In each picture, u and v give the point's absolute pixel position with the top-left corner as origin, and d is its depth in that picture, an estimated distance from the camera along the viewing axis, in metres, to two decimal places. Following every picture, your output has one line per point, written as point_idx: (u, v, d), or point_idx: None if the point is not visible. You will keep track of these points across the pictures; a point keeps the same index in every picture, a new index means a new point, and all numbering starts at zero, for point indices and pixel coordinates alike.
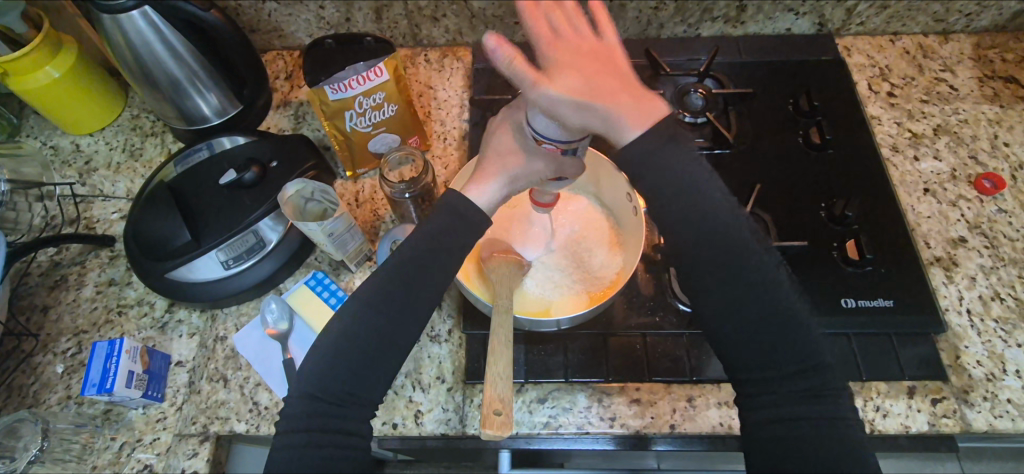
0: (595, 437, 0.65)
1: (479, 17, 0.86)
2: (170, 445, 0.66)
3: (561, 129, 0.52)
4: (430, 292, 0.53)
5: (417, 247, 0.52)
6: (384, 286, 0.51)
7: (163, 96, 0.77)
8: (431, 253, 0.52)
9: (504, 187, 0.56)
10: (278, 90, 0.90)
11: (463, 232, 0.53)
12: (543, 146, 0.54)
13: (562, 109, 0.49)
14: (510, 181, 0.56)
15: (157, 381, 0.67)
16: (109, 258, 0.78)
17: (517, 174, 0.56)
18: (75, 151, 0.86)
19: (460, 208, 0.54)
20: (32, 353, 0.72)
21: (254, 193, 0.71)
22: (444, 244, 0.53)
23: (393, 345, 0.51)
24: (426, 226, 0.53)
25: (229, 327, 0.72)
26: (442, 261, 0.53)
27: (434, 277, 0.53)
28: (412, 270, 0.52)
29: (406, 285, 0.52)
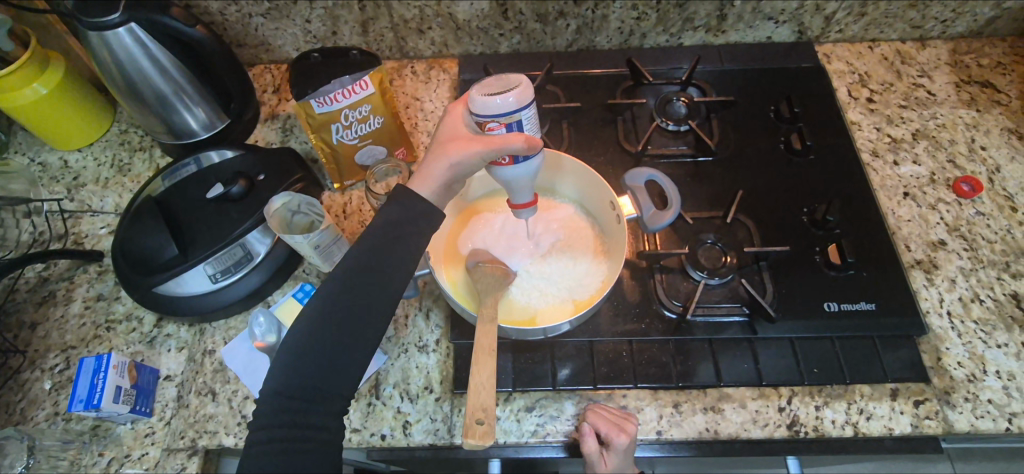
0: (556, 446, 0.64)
1: (464, 29, 0.87)
2: (158, 460, 0.66)
3: (501, 106, 0.49)
4: (392, 285, 0.51)
5: (371, 241, 0.50)
6: (343, 282, 0.49)
7: (150, 111, 0.78)
8: (389, 245, 0.50)
9: (444, 174, 0.52)
10: (266, 104, 0.90)
11: (417, 223, 0.52)
12: (487, 127, 0.51)
13: (508, 93, 0.49)
14: (448, 168, 0.52)
15: (145, 396, 0.67)
16: (97, 273, 0.78)
17: (458, 161, 0.52)
18: (63, 167, 0.87)
19: (410, 202, 0.51)
20: (19, 370, 0.71)
21: (240, 206, 0.72)
22: (403, 236, 0.51)
23: (363, 343, 0.50)
24: (379, 219, 0.51)
25: (218, 341, 0.72)
26: (397, 263, 0.50)
27: (395, 270, 0.50)
28: (369, 265, 0.50)
29: (366, 280, 0.49)
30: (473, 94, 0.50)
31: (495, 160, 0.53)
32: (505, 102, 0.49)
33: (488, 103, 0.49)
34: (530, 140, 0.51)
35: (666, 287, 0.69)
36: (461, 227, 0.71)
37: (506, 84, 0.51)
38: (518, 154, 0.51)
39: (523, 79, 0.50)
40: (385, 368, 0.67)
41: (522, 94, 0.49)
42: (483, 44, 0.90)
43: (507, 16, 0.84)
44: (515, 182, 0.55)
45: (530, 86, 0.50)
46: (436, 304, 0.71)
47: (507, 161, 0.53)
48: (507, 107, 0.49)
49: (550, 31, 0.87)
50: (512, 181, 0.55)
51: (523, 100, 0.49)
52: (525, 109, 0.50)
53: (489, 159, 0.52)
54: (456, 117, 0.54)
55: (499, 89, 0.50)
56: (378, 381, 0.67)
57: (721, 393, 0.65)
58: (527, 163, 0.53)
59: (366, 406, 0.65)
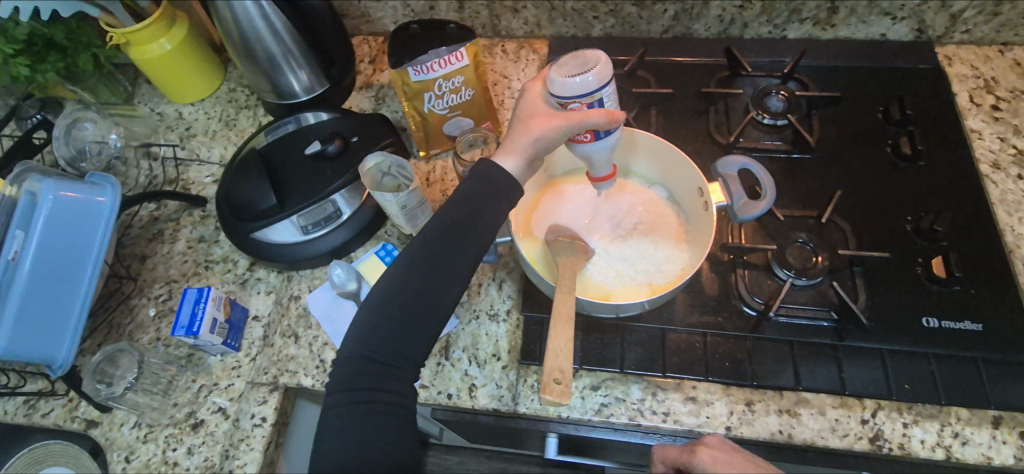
0: (550, 436, 0.71)
1: (559, 10, 0.87)
2: (242, 392, 0.70)
3: (580, 85, 0.50)
4: (472, 247, 0.53)
5: (452, 212, 0.52)
6: (421, 247, 0.52)
7: (260, 71, 0.83)
8: (461, 219, 0.52)
9: (528, 148, 0.54)
10: (362, 73, 0.94)
11: (496, 198, 0.53)
12: (568, 107, 0.53)
13: (587, 78, 0.50)
14: (532, 143, 0.53)
15: (236, 332, 0.72)
16: (200, 216, 0.85)
17: (540, 135, 0.53)
18: (178, 118, 0.94)
19: (492, 176, 0.53)
20: (130, 296, 0.79)
21: (335, 164, 0.76)
22: (477, 213, 0.52)
23: (431, 311, 0.52)
24: (457, 193, 0.53)
25: (303, 288, 0.76)
26: (480, 227, 0.52)
27: (466, 245, 0.52)
28: (445, 236, 0.52)
29: (442, 249, 0.52)
30: (551, 75, 0.52)
31: (577, 137, 0.55)
32: (585, 81, 0.50)
33: (569, 83, 0.50)
34: (609, 117, 0.53)
35: (749, 283, 0.67)
36: (541, 202, 0.71)
37: (584, 62, 0.52)
38: (600, 128, 0.53)
39: (600, 56, 0.51)
40: (456, 331, 0.69)
41: (601, 71, 0.51)
42: (576, 26, 0.90)
43: None
44: (595, 157, 0.58)
45: (608, 65, 0.51)
46: (510, 276, 0.72)
47: (590, 137, 0.55)
48: (587, 86, 0.50)
49: (645, 16, 0.86)
50: (591, 157, 0.58)
51: (604, 78, 0.51)
52: (605, 86, 0.51)
53: (571, 135, 0.54)
54: (533, 94, 0.56)
55: (578, 69, 0.51)
56: (449, 343, 0.68)
57: (799, 397, 0.62)
58: (608, 139, 0.55)
59: (436, 365, 0.67)
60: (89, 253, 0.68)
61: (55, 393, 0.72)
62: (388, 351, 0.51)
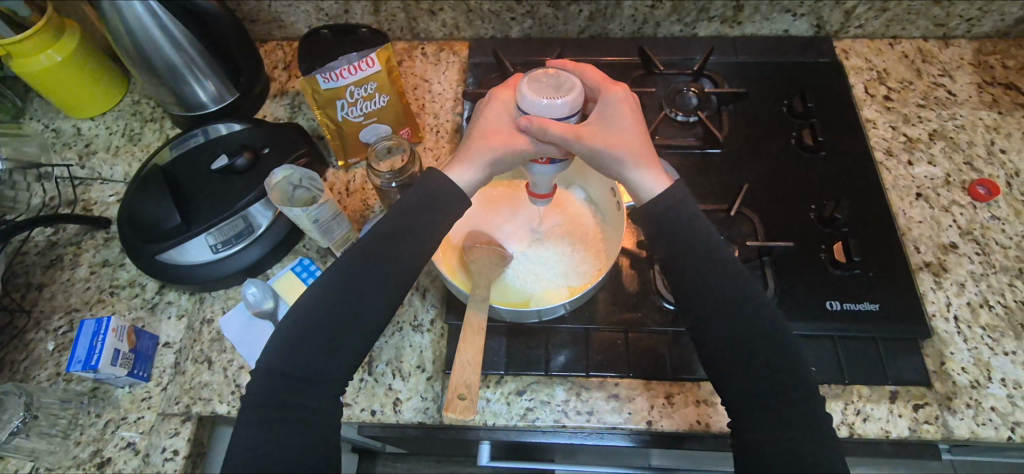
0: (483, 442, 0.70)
1: (476, 12, 0.87)
2: (153, 424, 0.66)
3: (550, 107, 0.52)
4: (405, 263, 0.53)
5: (391, 224, 0.53)
6: (354, 258, 0.53)
7: (161, 82, 0.78)
8: (396, 233, 0.53)
9: (484, 167, 0.55)
10: (276, 80, 0.91)
11: (434, 212, 0.54)
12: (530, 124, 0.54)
13: (559, 103, 0.52)
14: (490, 163, 0.55)
15: (144, 361, 0.68)
16: (104, 239, 0.80)
17: (498, 156, 0.55)
18: (76, 135, 0.88)
19: (432, 189, 0.54)
20: (24, 330, 0.73)
21: (245, 179, 0.73)
22: (413, 227, 0.53)
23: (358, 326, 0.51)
24: (402, 205, 0.54)
25: (217, 310, 0.73)
26: (415, 241, 0.53)
27: (400, 258, 0.53)
28: (379, 250, 0.53)
29: (374, 263, 0.52)
30: (522, 88, 0.53)
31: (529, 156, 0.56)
32: (552, 105, 0.52)
33: (535, 105, 0.52)
34: (552, 143, 0.54)
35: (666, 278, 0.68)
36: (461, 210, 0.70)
37: (558, 84, 0.54)
38: (553, 153, 0.55)
39: (574, 83, 0.53)
40: (378, 345, 0.68)
41: (571, 99, 0.53)
42: (494, 28, 0.89)
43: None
44: (539, 178, 0.59)
45: (580, 94, 0.53)
46: (433, 284, 0.71)
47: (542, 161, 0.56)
48: (552, 110, 0.52)
49: (562, 17, 0.86)
50: (536, 175, 0.59)
51: (571, 105, 0.53)
52: (571, 113, 0.53)
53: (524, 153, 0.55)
54: (501, 107, 0.56)
55: (549, 90, 0.53)
56: (371, 357, 0.67)
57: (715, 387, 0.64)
58: (558, 165, 0.57)
59: (358, 381, 0.66)
60: None
61: None
62: (304, 365, 0.50)
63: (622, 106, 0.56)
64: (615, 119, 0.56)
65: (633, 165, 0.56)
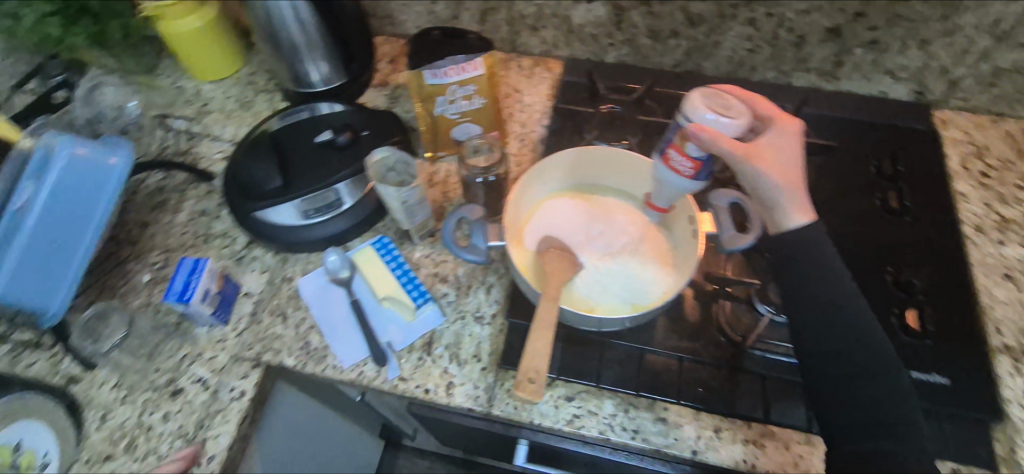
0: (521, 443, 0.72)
1: (577, 33, 0.90)
2: (224, 364, 0.71)
3: (716, 123, 0.55)
4: None
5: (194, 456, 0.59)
6: None
7: (282, 58, 0.86)
8: None
9: None
10: (380, 71, 0.97)
11: None
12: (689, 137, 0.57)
13: (726, 122, 0.55)
14: None
15: (226, 305, 0.74)
16: (206, 191, 0.87)
17: None
18: (196, 94, 0.97)
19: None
20: (126, 260, 0.80)
21: (343, 155, 0.79)
22: None
23: None
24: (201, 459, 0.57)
25: (297, 271, 0.78)
26: None
27: None
28: None
29: None
30: (692, 98, 0.56)
31: (678, 165, 0.60)
32: (717, 122, 0.55)
33: (702, 116, 0.55)
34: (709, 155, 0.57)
35: (729, 315, 0.68)
36: (537, 214, 0.72)
37: (726, 104, 0.57)
38: (701, 166, 0.59)
39: (742, 107, 0.56)
40: (440, 329, 0.71)
41: (737, 121, 0.55)
42: (591, 51, 0.93)
43: (620, 27, 0.87)
44: (676, 185, 0.63)
45: (746, 118, 0.56)
46: (499, 281, 0.74)
47: (688, 171, 0.60)
48: (716, 126, 0.55)
49: (659, 49, 0.89)
50: (674, 183, 0.63)
51: (735, 126, 0.56)
52: (733, 133, 0.56)
53: (675, 159, 0.59)
54: None
55: (718, 107, 0.56)
56: (432, 339, 0.70)
57: (766, 430, 0.63)
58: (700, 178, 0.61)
59: (417, 359, 0.69)
60: (88, 226, 0.67)
61: (41, 346, 0.74)
62: None
63: (784, 140, 0.61)
64: (780, 149, 0.60)
65: (782, 194, 0.59)
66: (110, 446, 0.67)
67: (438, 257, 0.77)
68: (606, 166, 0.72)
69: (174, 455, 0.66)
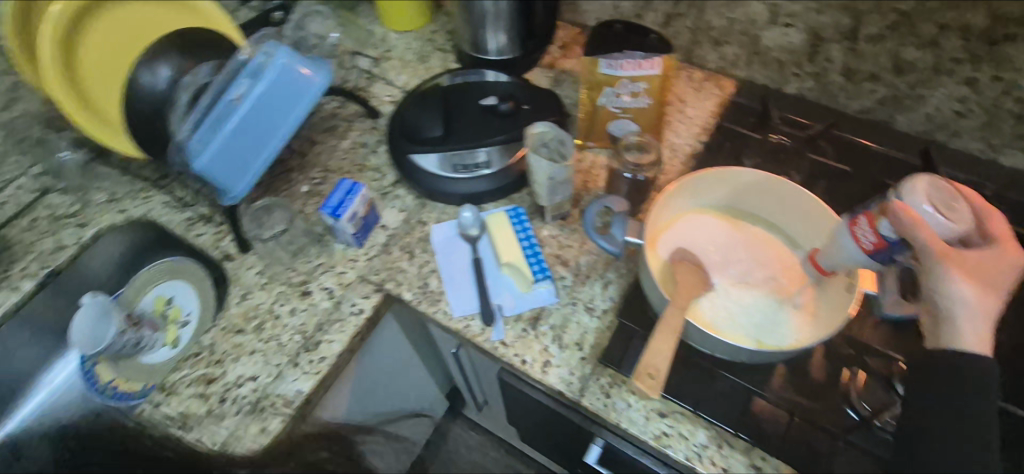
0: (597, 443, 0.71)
1: (761, 56, 0.86)
2: (350, 282, 0.78)
3: (926, 212, 0.52)
4: None
5: None
6: None
7: (468, 22, 0.90)
8: None
9: None
10: (550, 54, 1.00)
11: None
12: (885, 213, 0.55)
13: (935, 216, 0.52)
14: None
15: (365, 230, 0.80)
16: (370, 127, 0.95)
17: None
18: (382, 40, 1.06)
19: None
20: (293, 169, 0.90)
21: (503, 121, 0.83)
22: None
23: None
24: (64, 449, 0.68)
25: (432, 217, 0.83)
26: None
27: None
28: None
29: None
30: (919, 180, 0.53)
31: (861, 235, 0.56)
32: (929, 212, 0.52)
33: (917, 201, 0.52)
34: (900, 240, 0.53)
35: (861, 386, 0.62)
36: (678, 223, 0.70)
37: (948, 203, 0.53)
38: (881, 246, 0.55)
39: (963, 215, 0.53)
40: (550, 308, 0.72)
41: (947, 222, 0.52)
42: (772, 77, 0.88)
43: (812, 58, 0.82)
44: (845, 256, 0.59)
45: (960, 225, 0.52)
46: (618, 279, 0.73)
47: (867, 246, 0.56)
48: (925, 215, 0.52)
49: (850, 90, 0.83)
50: (843, 251, 0.59)
51: (942, 225, 0.52)
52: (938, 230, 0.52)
53: (858, 228, 0.57)
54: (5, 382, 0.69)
55: (939, 203, 0.53)
56: (540, 315, 0.71)
57: None
58: (872, 258, 0.57)
59: (521, 330, 0.70)
60: (275, 137, 0.76)
61: (211, 222, 0.85)
62: None
63: (1002, 262, 0.52)
64: (991, 273, 0.52)
65: (971, 315, 0.51)
66: (243, 322, 0.76)
67: (564, 241, 0.78)
68: (764, 194, 0.68)
69: (292, 345, 0.73)
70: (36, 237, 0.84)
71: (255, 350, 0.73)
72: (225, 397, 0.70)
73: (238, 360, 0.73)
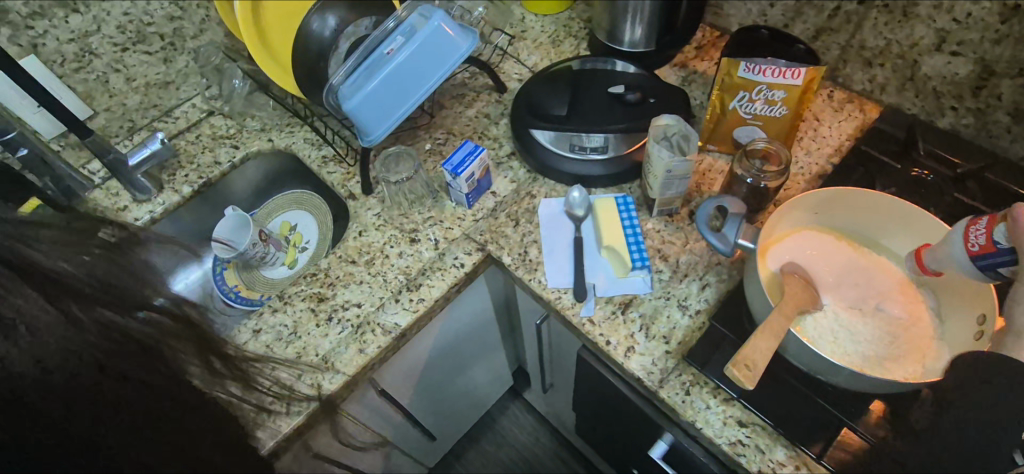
0: (665, 439, 0.71)
1: (917, 83, 0.81)
2: (456, 237, 0.83)
3: None
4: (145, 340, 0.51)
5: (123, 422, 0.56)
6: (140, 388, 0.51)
7: (608, 11, 0.92)
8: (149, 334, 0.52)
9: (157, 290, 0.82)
10: (683, 54, 0.99)
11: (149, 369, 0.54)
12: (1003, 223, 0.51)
13: None
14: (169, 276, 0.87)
15: (477, 192, 0.84)
16: (496, 99, 1.00)
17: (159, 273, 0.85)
18: (520, 20, 1.10)
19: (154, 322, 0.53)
20: (420, 126, 0.96)
21: (627, 111, 0.84)
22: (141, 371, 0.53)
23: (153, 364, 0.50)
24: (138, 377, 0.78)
25: (541, 191, 0.86)
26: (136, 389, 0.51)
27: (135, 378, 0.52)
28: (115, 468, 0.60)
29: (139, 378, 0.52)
30: None
31: (970, 237, 0.53)
32: None
33: None
34: (1005, 247, 0.50)
35: None
36: (793, 238, 0.68)
37: None
38: (984, 250, 0.52)
39: None
40: (642, 297, 0.72)
41: None
42: (924, 108, 0.82)
43: (977, 93, 0.76)
44: (948, 258, 0.56)
45: None
46: (716, 283, 0.72)
47: (970, 248, 0.53)
48: None
49: (1016, 133, 0.76)
50: (948, 255, 0.56)
51: None
52: None
53: (970, 229, 0.54)
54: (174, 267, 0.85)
55: None
56: (631, 302, 0.72)
57: None
58: (970, 264, 0.53)
59: (610, 312, 0.72)
60: (412, 96, 0.81)
61: (343, 162, 0.93)
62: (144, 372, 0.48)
63: None
64: None
65: None
66: (356, 255, 0.83)
67: (667, 236, 0.78)
68: (898, 223, 0.65)
69: (396, 283, 0.79)
70: (198, 152, 0.97)
71: (363, 281, 0.80)
72: (332, 316, 0.77)
73: (348, 287, 0.79)
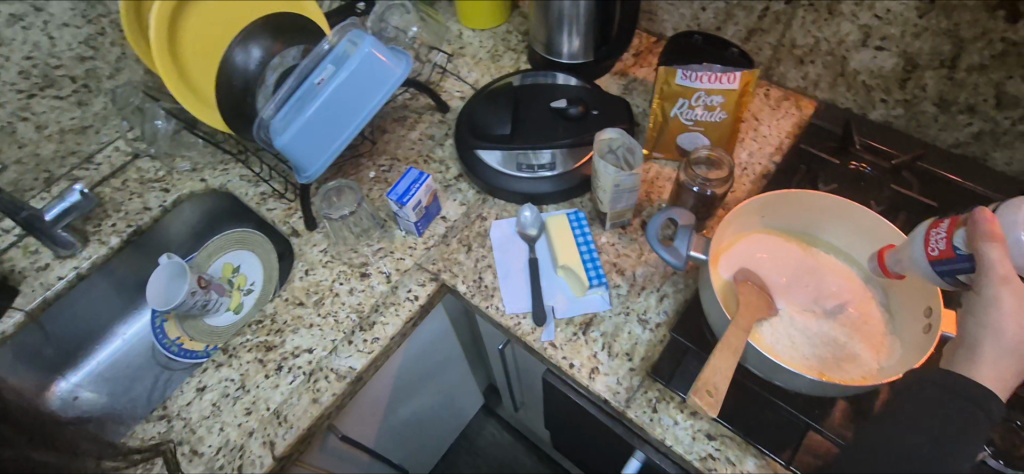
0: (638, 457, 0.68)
1: (847, 78, 0.83)
2: (408, 268, 0.80)
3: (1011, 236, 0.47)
4: None
5: None
6: None
7: (544, 24, 0.91)
8: None
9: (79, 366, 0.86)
10: (623, 62, 0.99)
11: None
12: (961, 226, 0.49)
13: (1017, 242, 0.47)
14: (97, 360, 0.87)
15: (425, 220, 0.82)
16: (438, 120, 0.97)
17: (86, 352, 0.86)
18: (458, 37, 1.08)
19: None
20: (362, 154, 0.93)
21: (570, 125, 0.83)
22: None
23: None
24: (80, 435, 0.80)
25: (492, 213, 0.84)
26: None
27: None
28: None
29: None
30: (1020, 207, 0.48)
31: (931, 242, 0.51)
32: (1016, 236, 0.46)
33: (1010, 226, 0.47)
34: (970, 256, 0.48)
35: None
36: (742, 243, 0.68)
37: None
38: (947, 257, 0.50)
39: None
40: (603, 314, 0.71)
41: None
42: (856, 101, 0.85)
43: (904, 84, 0.78)
44: (912, 262, 0.54)
45: None
46: (674, 293, 0.72)
47: (932, 254, 0.51)
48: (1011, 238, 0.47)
49: (942, 121, 0.78)
50: (912, 259, 0.54)
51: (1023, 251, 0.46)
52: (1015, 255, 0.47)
53: (930, 233, 0.52)
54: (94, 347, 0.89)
55: None
56: (592, 321, 0.71)
57: None
58: (934, 271, 0.51)
59: (571, 333, 0.70)
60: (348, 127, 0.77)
61: (282, 198, 0.89)
62: None
63: None
64: None
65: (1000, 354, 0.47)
66: (304, 296, 0.78)
67: (622, 249, 0.77)
68: (841, 220, 0.66)
69: (348, 323, 0.75)
70: (125, 199, 0.91)
71: (313, 324, 0.76)
72: (281, 365, 0.72)
73: (297, 332, 0.75)
